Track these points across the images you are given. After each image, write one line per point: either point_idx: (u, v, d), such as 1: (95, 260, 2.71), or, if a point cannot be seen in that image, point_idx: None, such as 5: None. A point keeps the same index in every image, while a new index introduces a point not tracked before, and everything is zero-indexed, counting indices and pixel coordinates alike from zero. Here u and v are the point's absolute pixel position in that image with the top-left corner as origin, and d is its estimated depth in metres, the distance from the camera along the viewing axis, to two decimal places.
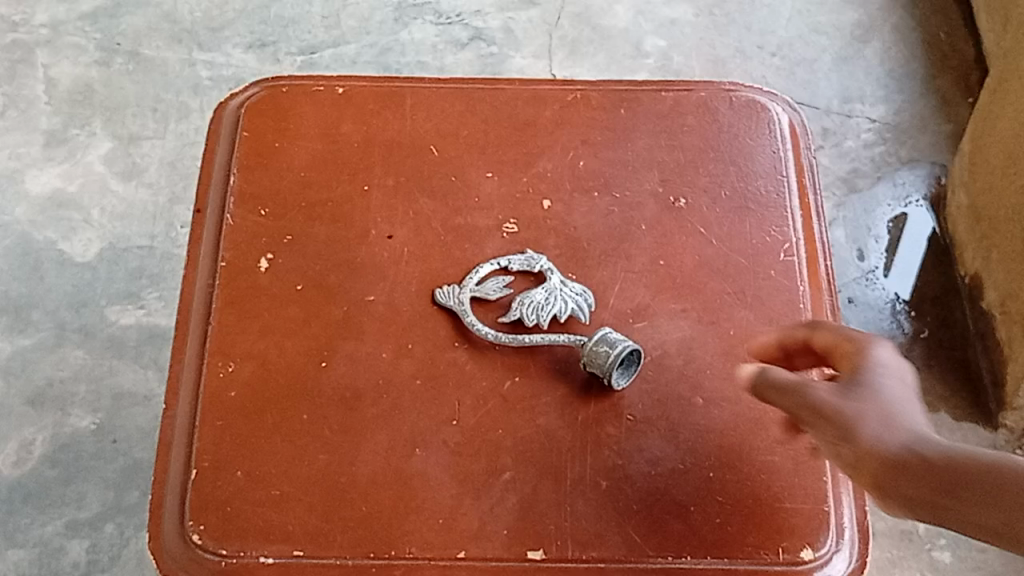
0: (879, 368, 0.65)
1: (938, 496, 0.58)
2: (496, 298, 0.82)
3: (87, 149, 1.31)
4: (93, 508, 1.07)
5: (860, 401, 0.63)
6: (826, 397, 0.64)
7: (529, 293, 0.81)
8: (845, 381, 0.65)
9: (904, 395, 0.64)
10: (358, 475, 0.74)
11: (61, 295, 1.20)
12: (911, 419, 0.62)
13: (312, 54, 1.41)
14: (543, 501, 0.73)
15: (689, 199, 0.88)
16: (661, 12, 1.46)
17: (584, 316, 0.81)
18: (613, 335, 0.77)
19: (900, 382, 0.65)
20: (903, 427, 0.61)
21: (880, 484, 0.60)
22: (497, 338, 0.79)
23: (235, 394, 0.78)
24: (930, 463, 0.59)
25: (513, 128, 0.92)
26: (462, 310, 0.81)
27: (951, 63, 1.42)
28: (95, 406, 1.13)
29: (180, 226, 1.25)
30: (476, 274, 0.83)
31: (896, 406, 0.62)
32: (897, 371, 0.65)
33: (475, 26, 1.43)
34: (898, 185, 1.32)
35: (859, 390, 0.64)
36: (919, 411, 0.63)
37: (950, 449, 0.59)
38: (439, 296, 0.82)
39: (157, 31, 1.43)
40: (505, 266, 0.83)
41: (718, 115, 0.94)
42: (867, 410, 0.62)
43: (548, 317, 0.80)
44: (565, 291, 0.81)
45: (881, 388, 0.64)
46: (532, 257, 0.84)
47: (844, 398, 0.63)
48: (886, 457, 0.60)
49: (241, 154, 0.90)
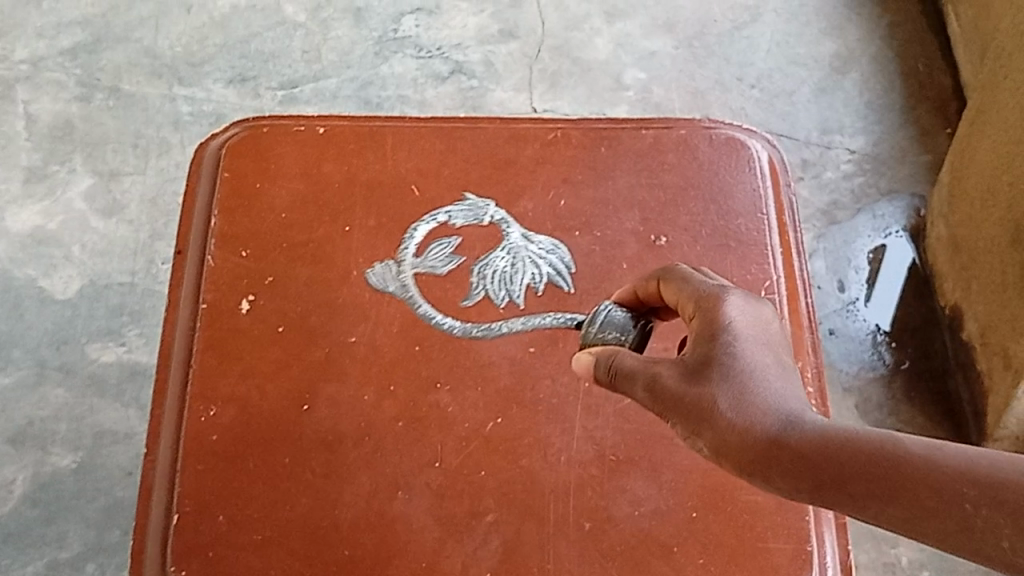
0: (731, 335, 0.56)
1: (814, 487, 0.49)
2: (446, 272, 0.86)
3: (67, 186, 1.29)
4: (74, 548, 1.06)
5: (712, 383, 0.54)
6: (678, 387, 0.55)
7: (487, 264, 0.86)
8: (693, 361, 0.56)
9: (763, 365, 0.54)
10: (340, 519, 0.75)
11: (41, 332, 1.18)
12: (772, 396, 0.52)
13: (292, 88, 1.40)
14: (526, 543, 0.75)
15: (670, 238, 0.88)
16: (641, 44, 1.46)
17: (567, 283, 0.86)
18: (619, 319, 0.70)
19: (763, 350, 0.55)
20: (761, 408, 0.52)
21: (748, 477, 0.52)
22: (464, 333, 0.83)
23: (216, 438, 0.78)
24: (797, 451, 0.50)
25: (493, 167, 0.92)
26: (411, 300, 0.84)
27: (929, 93, 1.43)
28: (76, 445, 1.12)
29: (160, 262, 1.24)
30: (412, 241, 0.88)
31: (747, 380, 0.53)
32: (752, 332, 0.56)
33: (455, 60, 1.43)
34: (877, 217, 1.32)
35: (709, 364, 0.55)
36: (785, 381, 0.54)
37: (823, 430, 0.50)
38: (369, 276, 0.85)
39: (137, 66, 1.41)
40: (448, 220, 0.89)
41: (698, 152, 0.94)
42: (719, 396, 0.53)
43: (521, 294, 0.85)
44: (531, 257, 0.87)
45: (735, 361, 0.54)
46: (474, 204, 0.90)
47: (692, 386, 0.55)
48: (750, 451, 0.51)
49: (222, 197, 0.90)
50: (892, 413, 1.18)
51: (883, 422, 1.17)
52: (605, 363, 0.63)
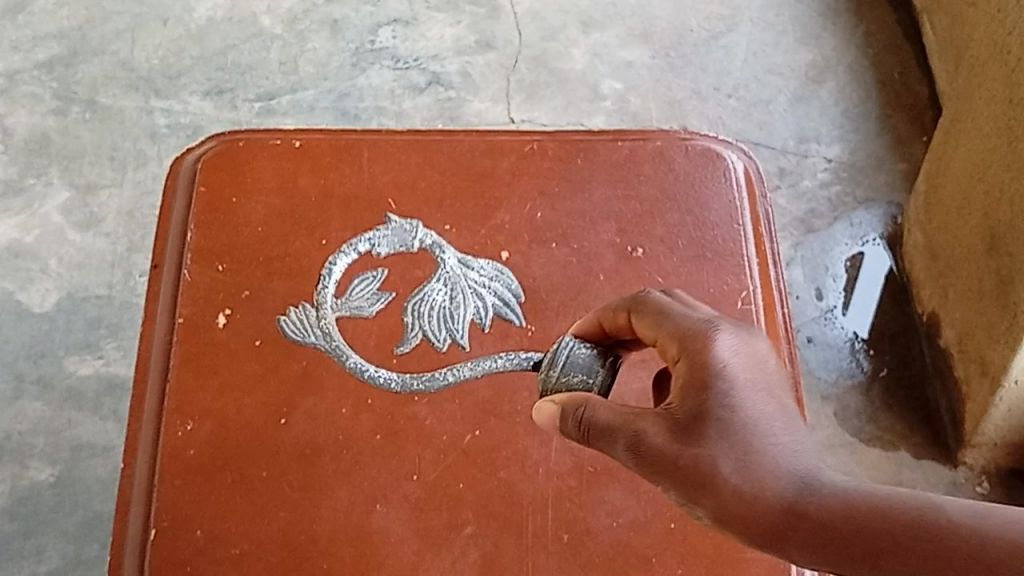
0: (723, 384, 0.57)
1: (838, 556, 0.51)
2: (374, 312, 0.85)
3: (44, 199, 1.29)
4: (52, 562, 1.06)
5: (709, 443, 0.55)
6: (669, 447, 0.56)
7: (424, 300, 0.85)
8: (684, 416, 0.57)
9: (762, 417, 0.56)
10: (319, 533, 0.75)
11: (18, 346, 1.18)
12: (776, 455, 0.54)
13: (269, 100, 1.40)
14: (505, 555, 0.75)
15: (646, 249, 0.89)
16: (618, 54, 1.46)
17: (518, 317, 0.85)
18: (578, 360, 0.69)
19: (759, 397, 0.57)
20: (772, 473, 0.54)
21: (761, 544, 0.54)
22: (403, 386, 0.81)
23: (194, 453, 0.78)
24: (819, 523, 0.52)
25: (470, 179, 0.92)
26: (337, 350, 0.82)
27: (905, 102, 1.43)
28: (54, 458, 1.11)
29: (138, 275, 1.24)
30: (332, 279, 0.86)
31: (750, 440, 0.55)
32: (743, 375, 0.57)
33: (432, 71, 1.43)
34: (855, 226, 1.33)
35: (703, 421, 0.56)
36: (785, 431, 0.55)
37: (843, 498, 0.52)
38: (285, 326, 0.83)
39: (113, 78, 1.40)
40: (374, 249, 0.88)
41: (674, 164, 0.94)
42: (720, 459, 0.55)
43: (463, 331, 0.84)
44: (473, 290, 0.86)
45: (732, 417, 0.56)
46: (399, 224, 0.89)
47: (688, 444, 0.56)
48: (763, 522, 0.53)
49: (198, 210, 0.90)
50: (870, 421, 1.18)
51: (862, 430, 1.18)
52: (576, 414, 0.62)
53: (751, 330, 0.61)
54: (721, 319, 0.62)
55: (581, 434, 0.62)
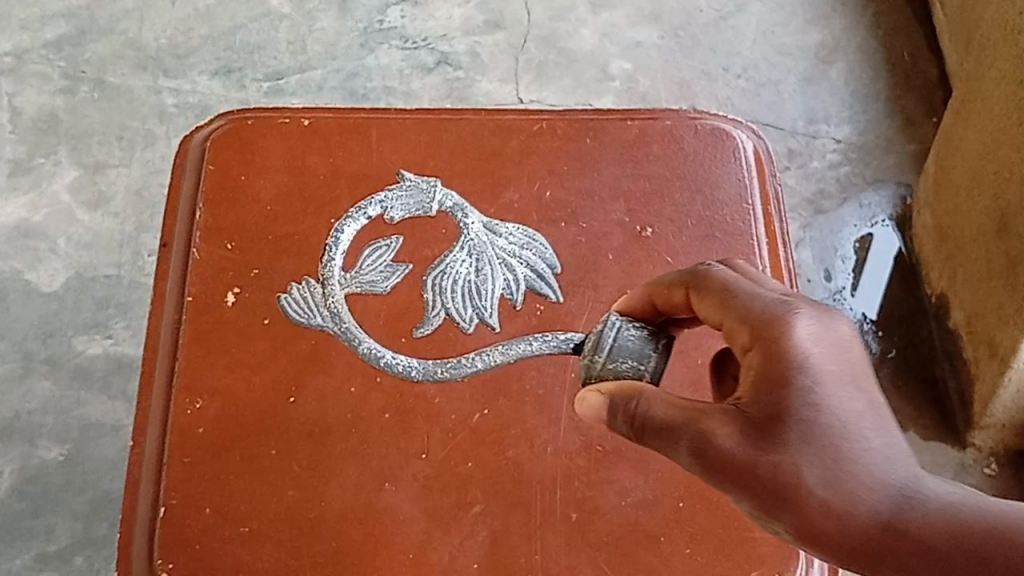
0: (804, 378, 0.55)
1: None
2: (389, 287, 0.85)
3: (52, 178, 1.29)
4: (62, 540, 1.06)
5: (792, 453, 0.54)
6: (748, 456, 0.55)
7: (448, 275, 0.85)
8: (760, 416, 0.55)
9: (852, 415, 0.55)
10: (327, 511, 0.76)
11: (27, 325, 1.18)
12: (867, 463, 0.54)
13: (278, 80, 1.40)
14: (513, 534, 0.75)
15: (655, 228, 0.89)
16: (626, 34, 1.45)
17: (556, 293, 0.85)
18: (630, 345, 0.69)
19: (847, 392, 0.55)
20: (861, 486, 0.53)
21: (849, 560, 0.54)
22: (426, 376, 0.81)
23: (203, 431, 0.78)
24: (918, 544, 0.52)
25: (479, 158, 0.92)
26: (346, 333, 0.82)
27: (915, 83, 1.43)
28: (63, 437, 1.12)
29: (146, 255, 1.24)
30: (340, 248, 0.87)
31: (836, 451, 0.54)
32: (826, 369, 0.55)
33: (441, 51, 1.43)
34: (864, 207, 1.32)
35: (785, 426, 0.54)
36: (875, 429, 0.55)
37: (940, 517, 0.52)
38: (288, 310, 0.83)
39: (122, 57, 1.40)
40: (387, 212, 0.89)
41: (683, 143, 0.94)
42: (804, 469, 0.54)
43: (492, 309, 0.84)
44: (502, 262, 0.86)
45: (815, 420, 0.54)
46: (414, 183, 0.91)
47: (766, 452, 0.54)
48: (857, 539, 0.53)
49: (207, 189, 0.90)
50: None
51: None
52: (628, 406, 0.60)
53: (833, 307, 0.59)
54: (796, 297, 0.59)
55: (633, 429, 0.60)
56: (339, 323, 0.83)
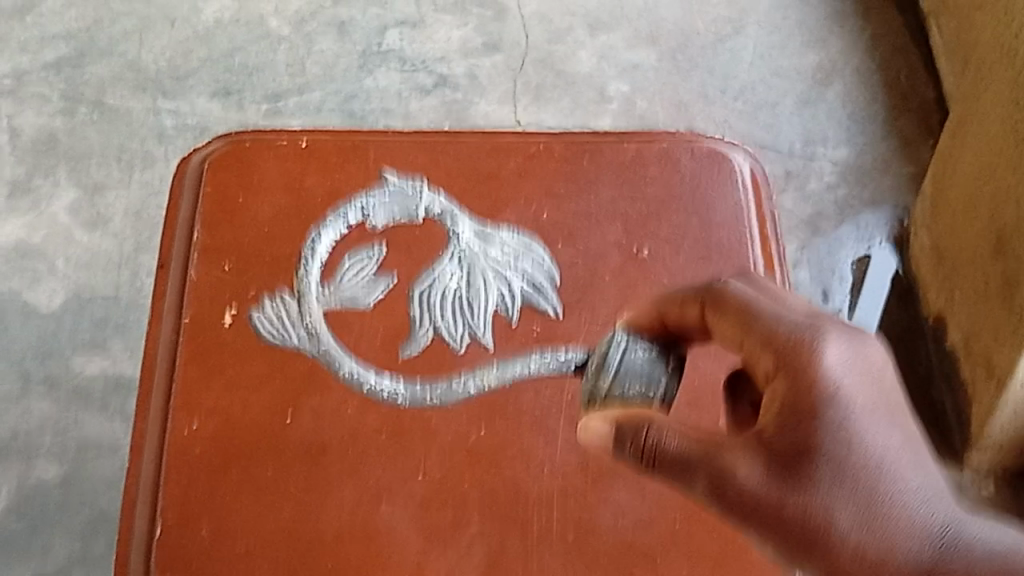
0: (833, 412, 0.54)
1: None
2: (372, 304, 0.85)
3: (51, 199, 1.29)
4: (58, 561, 1.06)
5: (822, 492, 0.54)
6: (776, 496, 0.54)
7: (438, 288, 0.86)
8: (787, 452, 0.54)
9: (883, 451, 0.54)
10: (324, 531, 0.76)
11: (25, 346, 1.18)
12: (904, 505, 0.53)
13: (277, 101, 1.40)
14: (510, 554, 0.75)
15: (652, 250, 0.89)
16: (624, 56, 1.46)
17: (556, 312, 0.85)
18: (638, 368, 0.67)
19: (878, 427, 0.55)
20: (899, 531, 0.53)
21: None
22: (410, 402, 0.81)
23: (200, 451, 0.78)
24: None
25: (476, 179, 0.92)
26: (326, 356, 0.82)
27: (912, 105, 1.43)
28: (60, 458, 1.11)
29: (144, 275, 1.24)
30: (318, 261, 0.87)
31: (870, 492, 0.54)
32: (859, 403, 0.55)
33: (439, 73, 1.44)
34: (861, 228, 1.33)
35: (818, 465, 0.54)
36: (909, 469, 0.54)
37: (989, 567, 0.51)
38: (263, 334, 0.83)
39: (121, 79, 1.40)
40: (369, 220, 0.90)
41: (680, 166, 0.94)
42: (836, 512, 0.54)
43: (485, 326, 0.85)
44: (495, 275, 0.87)
45: (846, 460, 0.54)
46: (399, 187, 0.92)
47: (791, 493, 0.54)
48: None
49: (205, 210, 0.90)
50: None
51: None
52: (635, 439, 0.56)
53: (862, 331, 0.58)
54: (820, 316, 0.58)
55: (637, 463, 0.57)
56: (317, 344, 0.83)
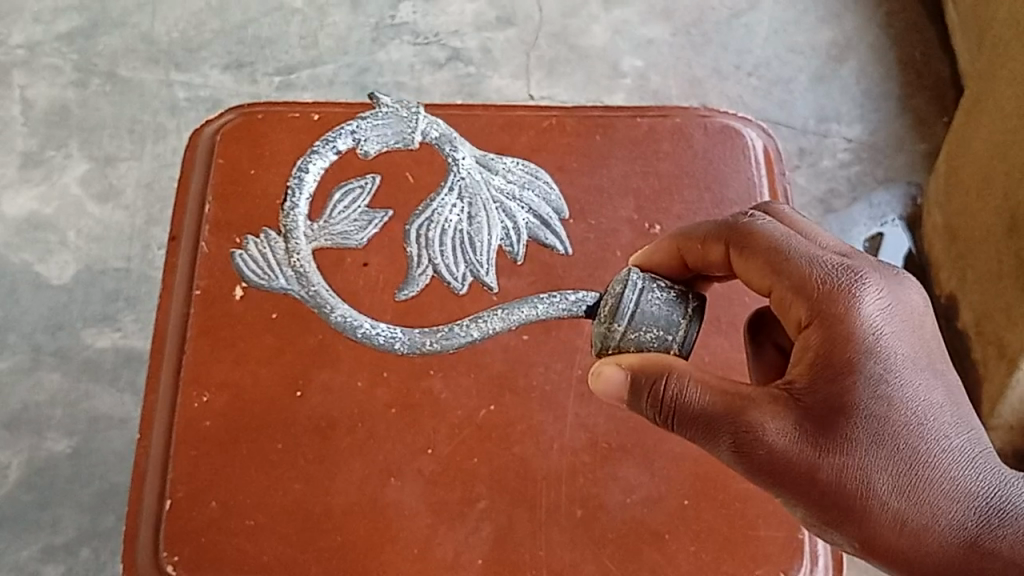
0: (871, 368, 0.56)
1: None
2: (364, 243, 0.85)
3: (63, 171, 1.29)
4: (69, 532, 1.07)
5: (862, 454, 0.55)
6: (813, 458, 0.55)
7: None
8: (823, 409, 0.56)
9: (922, 410, 0.57)
10: (333, 505, 0.76)
11: (37, 318, 1.18)
12: (943, 468, 0.56)
13: (289, 74, 1.40)
14: (517, 530, 0.75)
15: (664, 226, 0.89)
16: (638, 30, 1.45)
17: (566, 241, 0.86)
18: (654, 312, 0.61)
19: (918, 383, 0.57)
20: (939, 496, 0.56)
21: (913, 563, 0.57)
22: (417, 347, 0.81)
23: (209, 424, 0.78)
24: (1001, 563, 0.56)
25: (488, 154, 0.92)
26: (324, 299, 0.83)
27: (927, 82, 1.42)
28: (71, 430, 1.12)
29: (156, 248, 1.24)
30: (307, 192, 0.73)
31: (910, 456, 0.56)
32: (897, 359, 0.57)
33: (452, 47, 1.43)
34: (874, 206, 1.33)
35: (858, 425, 0.56)
36: (949, 427, 0.57)
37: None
38: (257, 272, 0.82)
39: (134, 51, 1.40)
40: (365, 148, 0.88)
41: (693, 141, 0.94)
42: (873, 475, 0.56)
43: (488, 266, 0.73)
44: (501, 207, 0.73)
45: (885, 419, 0.56)
46: (392, 109, 0.75)
47: (826, 455, 0.55)
48: (930, 547, 0.56)
49: (216, 182, 0.90)
50: None
51: None
52: (653, 387, 0.58)
53: (896, 276, 0.60)
54: (853, 260, 0.59)
55: (660, 409, 0.58)
56: (307, 286, 0.72)
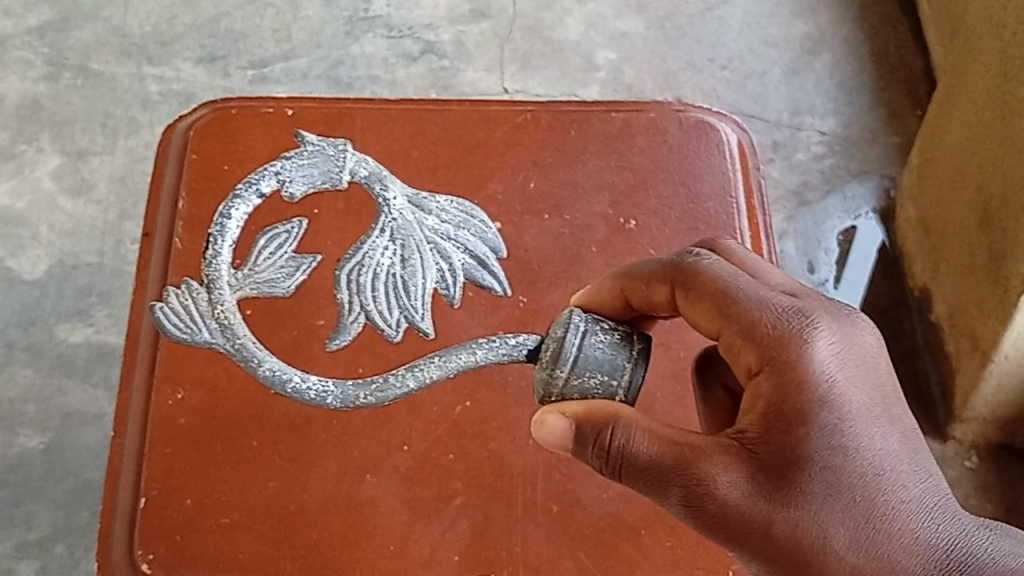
0: (824, 418, 0.55)
1: None
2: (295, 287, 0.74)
3: (34, 165, 1.28)
4: (43, 529, 1.06)
5: (817, 507, 0.54)
6: (766, 513, 0.54)
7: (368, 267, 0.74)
8: (776, 462, 0.54)
9: (878, 460, 0.55)
10: (308, 503, 0.76)
11: (9, 313, 1.17)
12: (903, 520, 0.55)
13: (262, 68, 1.39)
14: (494, 526, 0.76)
15: (639, 220, 0.89)
16: (612, 24, 1.45)
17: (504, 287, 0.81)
18: (596, 359, 0.60)
19: (873, 432, 0.56)
20: (900, 549, 0.54)
21: None
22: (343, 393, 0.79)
23: (184, 422, 0.78)
24: None
25: (463, 148, 0.92)
26: None
27: (900, 75, 1.43)
28: (44, 426, 1.11)
29: (129, 243, 1.23)
30: (228, 239, 0.74)
31: (867, 509, 0.55)
32: (851, 407, 0.56)
33: (426, 40, 1.43)
34: (848, 199, 1.33)
35: (812, 479, 0.54)
36: (906, 477, 0.56)
37: None
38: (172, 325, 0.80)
39: (105, 44, 1.39)
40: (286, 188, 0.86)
41: (667, 135, 0.95)
42: (830, 530, 0.54)
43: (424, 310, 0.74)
44: (434, 247, 0.74)
45: (840, 471, 0.54)
46: (318, 146, 0.77)
47: (781, 508, 0.54)
48: None
49: (189, 177, 0.89)
50: None
51: None
52: (598, 437, 0.56)
53: (848, 318, 0.59)
54: (802, 304, 0.58)
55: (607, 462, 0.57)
56: (231, 339, 0.70)
